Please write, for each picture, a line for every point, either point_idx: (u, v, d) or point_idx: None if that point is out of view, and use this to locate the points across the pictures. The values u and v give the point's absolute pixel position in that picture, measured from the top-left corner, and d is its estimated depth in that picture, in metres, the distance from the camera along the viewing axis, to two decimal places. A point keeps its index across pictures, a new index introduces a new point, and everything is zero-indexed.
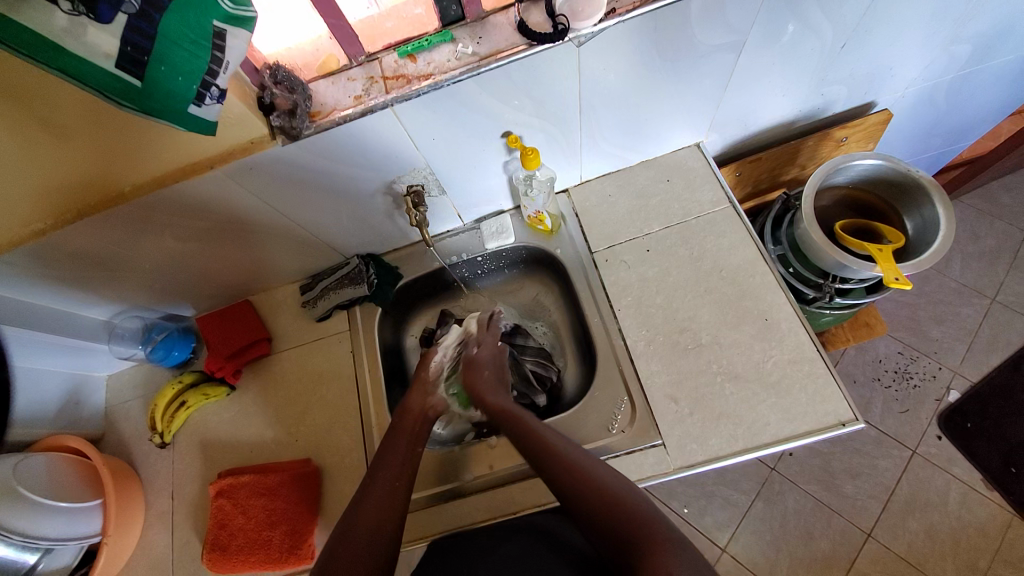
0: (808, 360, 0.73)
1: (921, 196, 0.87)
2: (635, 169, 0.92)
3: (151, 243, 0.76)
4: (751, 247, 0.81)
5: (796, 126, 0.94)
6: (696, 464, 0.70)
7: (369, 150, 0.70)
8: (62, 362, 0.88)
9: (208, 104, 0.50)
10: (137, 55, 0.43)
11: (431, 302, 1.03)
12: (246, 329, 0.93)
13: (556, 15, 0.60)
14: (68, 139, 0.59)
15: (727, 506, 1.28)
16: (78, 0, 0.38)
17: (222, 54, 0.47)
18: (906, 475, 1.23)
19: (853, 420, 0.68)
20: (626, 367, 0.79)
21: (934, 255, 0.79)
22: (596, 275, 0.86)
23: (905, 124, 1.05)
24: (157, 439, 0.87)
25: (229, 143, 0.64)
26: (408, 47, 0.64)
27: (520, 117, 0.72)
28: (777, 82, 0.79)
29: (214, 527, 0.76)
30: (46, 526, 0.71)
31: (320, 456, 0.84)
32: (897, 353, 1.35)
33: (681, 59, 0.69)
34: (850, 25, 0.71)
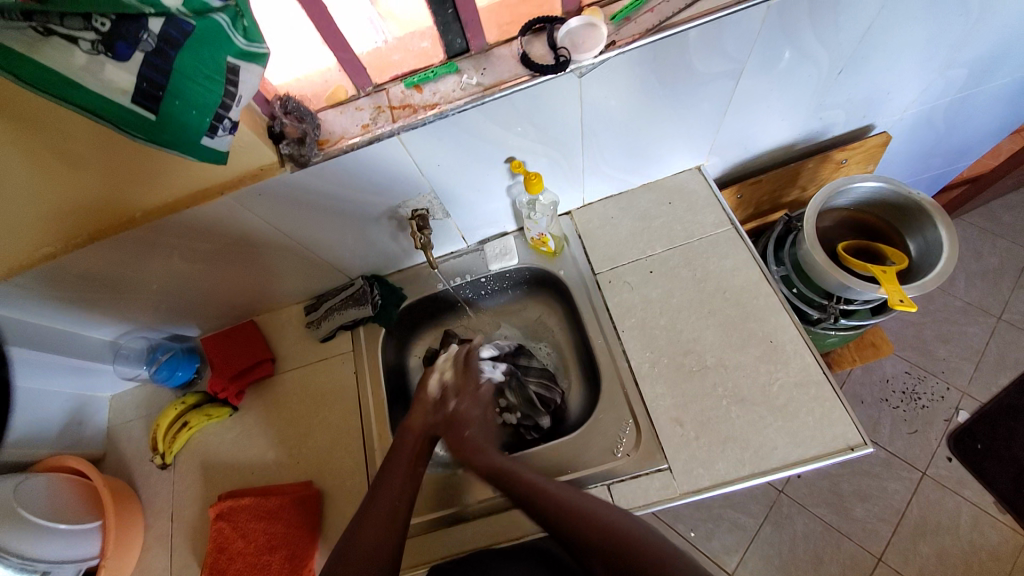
0: (813, 382, 0.72)
1: (923, 218, 0.87)
2: (637, 191, 0.93)
3: (159, 265, 0.77)
4: (754, 269, 0.82)
5: (795, 149, 0.95)
6: (703, 489, 0.69)
7: (376, 175, 0.71)
8: (66, 382, 0.89)
9: (220, 136, 0.51)
10: (153, 90, 0.45)
11: (435, 322, 1.03)
12: (250, 350, 0.93)
13: (558, 48, 0.62)
14: (81, 167, 0.60)
15: (734, 530, 1.25)
16: (98, 40, 0.40)
17: (235, 89, 0.49)
18: (917, 498, 1.21)
19: (861, 444, 0.67)
20: (630, 389, 0.79)
21: (938, 277, 0.79)
22: (599, 296, 0.87)
23: (904, 146, 1.06)
24: (158, 460, 0.87)
25: (239, 170, 0.66)
26: (415, 78, 0.66)
27: (524, 143, 0.73)
28: (775, 107, 0.81)
29: (213, 551, 0.75)
30: (44, 548, 0.71)
31: (322, 478, 0.83)
32: (903, 373, 1.34)
33: (680, 86, 0.70)
34: (846, 52, 0.73)
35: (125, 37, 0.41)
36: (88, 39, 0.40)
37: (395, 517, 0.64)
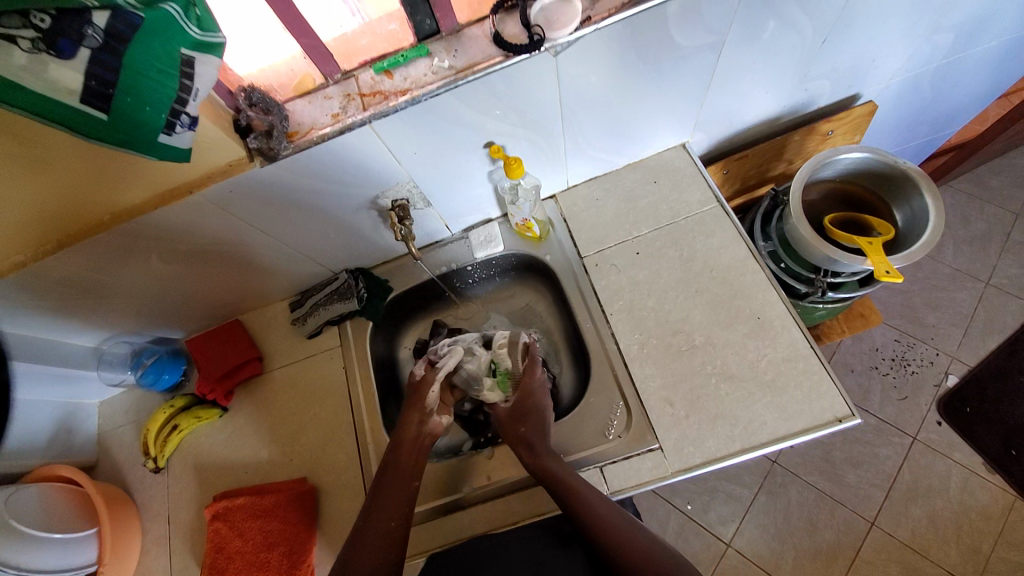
0: (802, 357, 0.73)
1: (909, 187, 0.87)
2: (622, 171, 0.91)
3: (135, 268, 0.75)
4: (741, 245, 0.81)
5: (780, 122, 0.94)
6: (694, 467, 0.70)
7: (351, 166, 0.69)
8: (51, 391, 0.87)
9: (178, 132, 0.50)
10: (102, 88, 0.43)
11: (423, 313, 1.02)
12: (236, 350, 0.92)
13: (532, 26, 0.60)
14: (39, 174, 0.58)
15: (731, 501, 1.27)
16: (37, 38, 0.37)
17: (191, 82, 0.46)
18: (907, 462, 1.24)
19: (849, 415, 0.67)
20: (620, 370, 0.78)
21: (924, 246, 0.79)
22: (587, 279, 0.86)
23: (889, 114, 1.05)
24: (151, 464, 0.86)
25: (207, 167, 0.63)
26: (384, 62, 0.63)
27: (502, 126, 0.71)
28: (758, 80, 0.79)
29: (211, 552, 0.75)
30: (37, 558, 0.71)
31: (316, 474, 0.83)
32: (893, 341, 1.35)
33: (661, 60, 0.69)
34: (830, 19, 0.71)
35: (68, 34, 0.38)
36: (26, 37, 0.37)
37: (392, 538, 0.65)
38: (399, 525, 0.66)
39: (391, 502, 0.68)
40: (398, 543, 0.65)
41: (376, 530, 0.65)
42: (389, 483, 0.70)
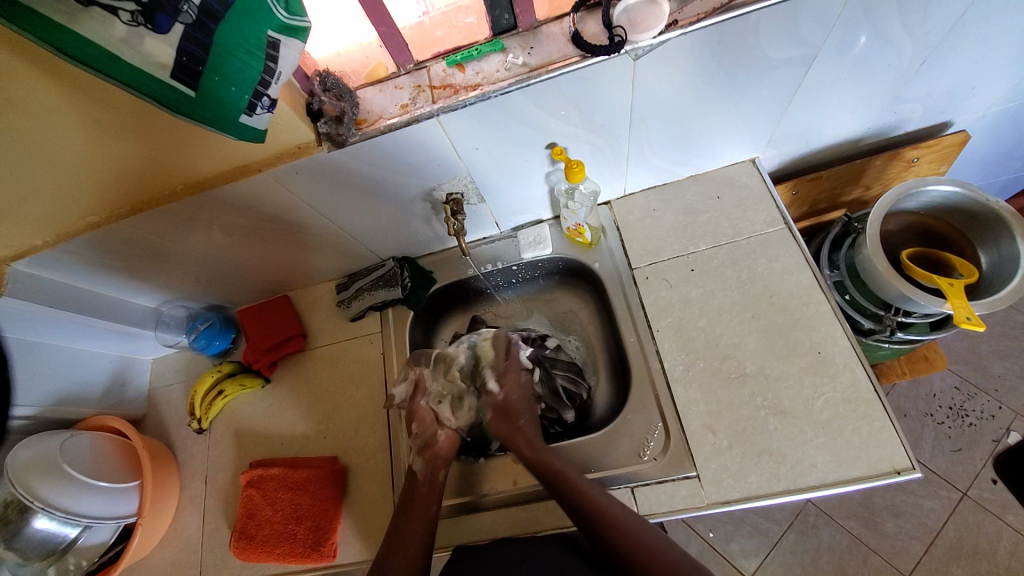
0: (863, 401, 0.68)
1: (1000, 229, 0.80)
2: (683, 182, 0.88)
3: (199, 237, 0.78)
4: (806, 273, 0.76)
5: (862, 144, 0.87)
6: (732, 501, 0.66)
7: (413, 158, 0.69)
8: (109, 344, 0.92)
9: (258, 113, 0.51)
10: (193, 65, 0.43)
11: (462, 308, 1.02)
12: (283, 325, 0.94)
13: (614, 26, 0.58)
14: (122, 141, 0.60)
15: (756, 534, 1.22)
16: (138, 11, 0.38)
17: (274, 64, 0.48)
18: (955, 519, 1.15)
19: (909, 469, 0.62)
20: (662, 391, 0.76)
21: (1011, 295, 0.72)
22: (636, 293, 0.83)
23: (985, 145, 0.96)
24: (195, 425, 0.90)
25: (277, 148, 0.65)
26: (457, 56, 0.63)
27: (567, 128, 0.69)
28: (844, 99, 0.74)
29: (243, 516, 0.77)
30: (85, 504, 0.74)
31: (347, 454, 0.85)
32: (954, 388, 1.25)
33: (742, 71, 0.65)
34: (936, 40, 0.65)
35: (167, 9, 0.39)
36: (127, 10, 0.38)
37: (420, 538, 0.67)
38: (427, 527, 0.68)
39: (411, 534, 0.67)
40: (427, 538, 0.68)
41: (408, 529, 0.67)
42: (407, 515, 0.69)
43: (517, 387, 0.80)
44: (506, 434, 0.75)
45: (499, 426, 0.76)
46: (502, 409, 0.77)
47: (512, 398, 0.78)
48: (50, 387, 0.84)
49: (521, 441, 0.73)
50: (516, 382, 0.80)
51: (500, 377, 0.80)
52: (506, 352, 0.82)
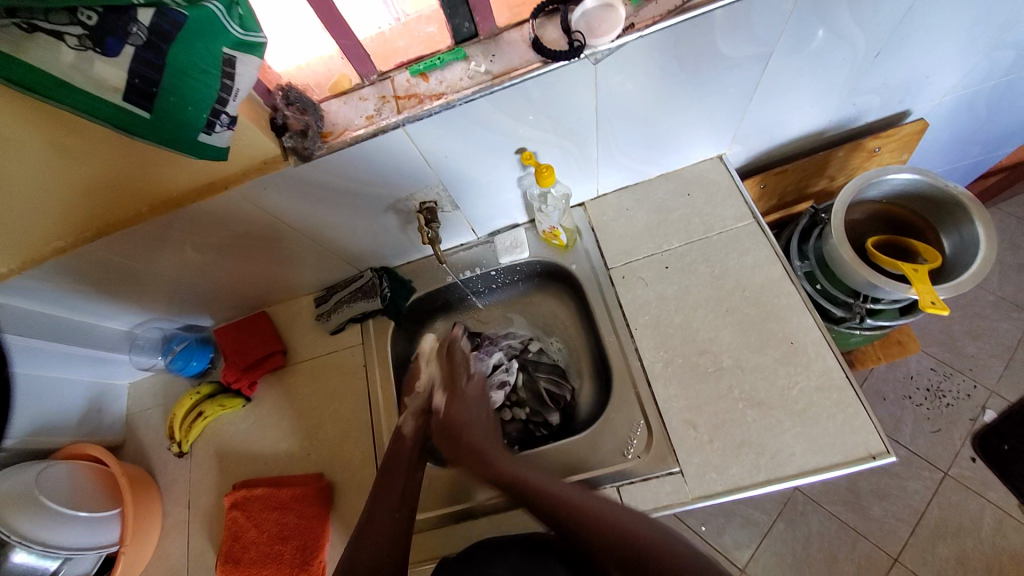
0: (836, 388, 0.69)
1: (960, 214, 0.82)
2: (654, 182, 0.89)
3: (170, 256, 0.76)
4: (776, 265, 0.78)
5: (825, 136, 0.90)
6: (715, 494, 0.67)
7: (382, 168, 0.69)
8: (81, 371, 0.90)
9: (218, 131, 0.50)
10: (146, 87, 0.44)
11: (443, 314, 1.01)
12: (261, 341, 0.93)
13: (572, 32, 0.59)
14: (83, 164, 0.59)
15: (747, 525, 1.23)
16: (86, 36, 0.39)
17: (232, 82, 0.47)
18: (937, 499, 1.17)
19: (884, 453, 0.64)
20: (642, 388, 0.76)
21: (973, 277, 0.74)
22: (612, 292, 0.84)
23: (942, 133, 0.99)
24: (175, 448, 0.88)
25: (244, 163, 0.64)
26: (420, 66, 0.63)
27: (535, 133, 0.70)
28: (804, 93, 0.76)
29: (227, 540, 0.76)
30: (63, 535, 0.73)
31: (332, 470, 0.84)
32: (930, 370, 1.29)
33: (702, 71, 0.66)
34: (886, 33, 0.67)
35: (115, 32, 0.40)
36: (74, 35, 0.39)
37: (396, 528, 0.66)
38: (402, 516, 0.68)
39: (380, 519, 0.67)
40: (401, 535, 0.66)
41: (377, 526, 0.66)
42: (389, 475, 0.72)
43: (463, 403, 0.79)
44: (452, 451, 0.75)
45: (448, 448, 0.75)
46: (449, 420, 0.77)
47: (458, 409, 0.78)
48: (24, 416, 0.81)
49: (472, 458, 0.73)
50: (468, 400, 0.80)
51: (447, 390, 0.81)
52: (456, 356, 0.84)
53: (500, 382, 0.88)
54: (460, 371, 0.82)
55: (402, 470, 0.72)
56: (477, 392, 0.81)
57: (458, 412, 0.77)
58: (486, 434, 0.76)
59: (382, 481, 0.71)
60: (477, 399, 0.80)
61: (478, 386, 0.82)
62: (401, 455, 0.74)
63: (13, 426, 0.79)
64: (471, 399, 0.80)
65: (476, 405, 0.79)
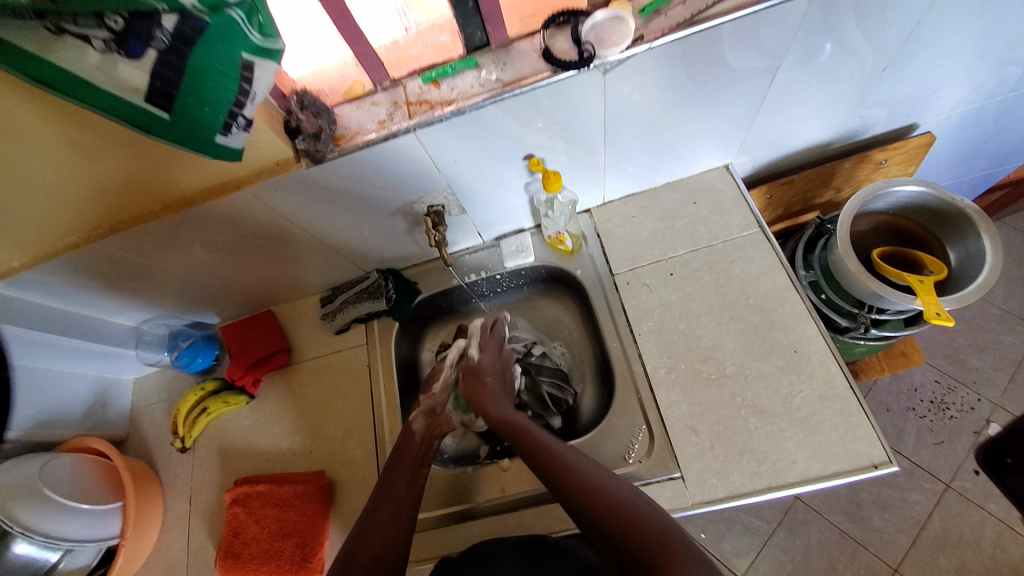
0: (839, 397, 0.69)
1: (966, 226, 0.83)
2: (660, 189, 0.90)
3: (179, 253, 0.77)
4: (781, 273, 0.78)
5: (831, 148, 0.90)
6: (716, 501, 0.68)
7: (392, 172, 0.70)
8: (88, 365, 0.91)
9: (234, 132, 0.51)
10: (167, 88, 0.45)
11: (448, 316, 1.02)
12: (267, 340, 0.94)
13: (582, 44, 0.60)
14: (98, 162, 0.60)
15: (746, 533, 1.23)
16: (110, 39, 0.40)
17: (250, 86, 0.48)
18: (939, 510, 1.17)
19: (886, 462, 0.64)
20: (645, 395, 0.77)
21: (978, 289, 0.74)
22: (616, 298, 0.85)
23: (948, 147, 1.00)
24: (178, 443, 0.89)
25: (256, 165, 0.65)
26: (432, 73, 0.65)
27: (543, 140, 0.71)
28: (811, 105, 0.76)
29: (228, 535, 0.76)
30: (65, 527, 0.74)
31: (334, 468, 0.84)
32: (933, 382, 1.28)
33: (710, 82, 0.67)
34: (893, 48, 0.68)
35: (138, 36, 0.40)
36: (100, 38, 0.40)
37: (400, 521, 0.64)
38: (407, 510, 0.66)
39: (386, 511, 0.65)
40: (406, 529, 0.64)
41: (383, 516, 0.64)
42: (395, 471, 0.71)
43: (492, 353, 0.85)
44: (469, 390, 0.80)
45: (466, 385, 0.81)
46: (473, 368, 0.83)
47: (484, 360, 0.84)
48: (31, 408, 0.82)
49: (483, 398, 0.78)
50: (493, 351, 0.86)
51: (481, 344, 0.86)
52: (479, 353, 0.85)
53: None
54: (490, 341, 0.87)
55: (409, 464, 0.72)
56: (502, 351, 0.87)
57: (479, 362, 0.83)
58: (497, 381, 0.81)
59: (385, 479, 0.70)
60: (480, 419, 0.78)
61: (508, 351, 0.87)
62: (409, 451, 0.74)
63: (18, 418, 0.80)
64: (489, 375, 0.81)
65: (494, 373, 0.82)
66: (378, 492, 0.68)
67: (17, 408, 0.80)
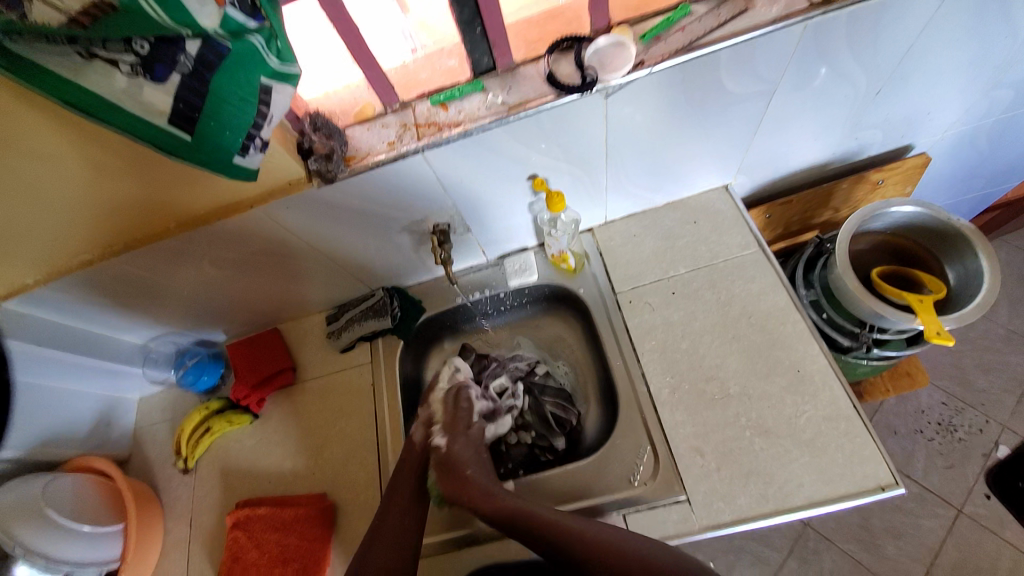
0: (844, 418, 0.69)
1: (963, 246, 0.84)
2: (661, 210, 0.92)
3: (189, 270, 0.78)
4: (782, 293, 0.79)
5: (828, 168, 0.92)
6: (723, 525, 0.67)
7: (400, 192, 0.72)
8: (95, 384, 0.91)
9: (251, 153, 0.53)
10: (189, 111, 0.47)
11: (451, 335, 1.03)
12: (272, 358, 0.94)
13: (585, 68, 0.62)
14: (118, 182, 0.62)
15: (757, 563, 1.20)
16: (137, 63, 0.43)
17: (268, 109, 0.50)
18: (952, 539, 1.14)
19: (892, 485, 0.63)
20: (649, 414, 0.77)
21: (978, 308, 0.75)
22: (619, 317, 0.85)
23: (943, 167, 1.02)
24: (180, 464, 0.89)
25: (270, 184, 0.67)
26: (441, 96, 0.67)
27: (547, 161, 0.73)
28: (808, 128, 0.79)
29: (227, 560, 0.75)
30: (67, 550, 0.73)
31: (336, 489, 0.83)
32: (941, 404, 1.27)
33: (709, 106, 0.69)
34: (885, 72, 0.71)
35: (163, 60, 0.43)
36: (127, 62, 0.42)
37: (404, 533, 0.70)
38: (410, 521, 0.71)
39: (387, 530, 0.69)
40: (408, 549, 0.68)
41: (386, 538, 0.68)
42: (397, 486, 0.74)
43: (463, 440, 0.79)
44: (453, 488, 0.73)
45: (445, 484, 0.74)
46: (443, 460, 0.76)
47: (456, 447, 0.77)
48: (37, 428, 0.82)
49: (469, 492, 0.72)
50: (465, 438, 0.79)
51: (447, 430, 0.80)
52: (456, 407, 0.83)
53: (507, 408, 0.89)
54: (456, 418, 0.82)
55: (411, 475, 0.76)
56: (472, 434, 0.81)
57: (450, 451, 0.77)
58: (481, 470, 0.75)
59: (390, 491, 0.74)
60: (476, 447, 0.79)
61: (477, 426, 0.82)
62: (410, 459, 0.78)
63: (23, 438, 0.80)
64: (461, 448, 0.78)
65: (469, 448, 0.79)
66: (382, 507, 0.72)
67: (22, 426, 0.80)
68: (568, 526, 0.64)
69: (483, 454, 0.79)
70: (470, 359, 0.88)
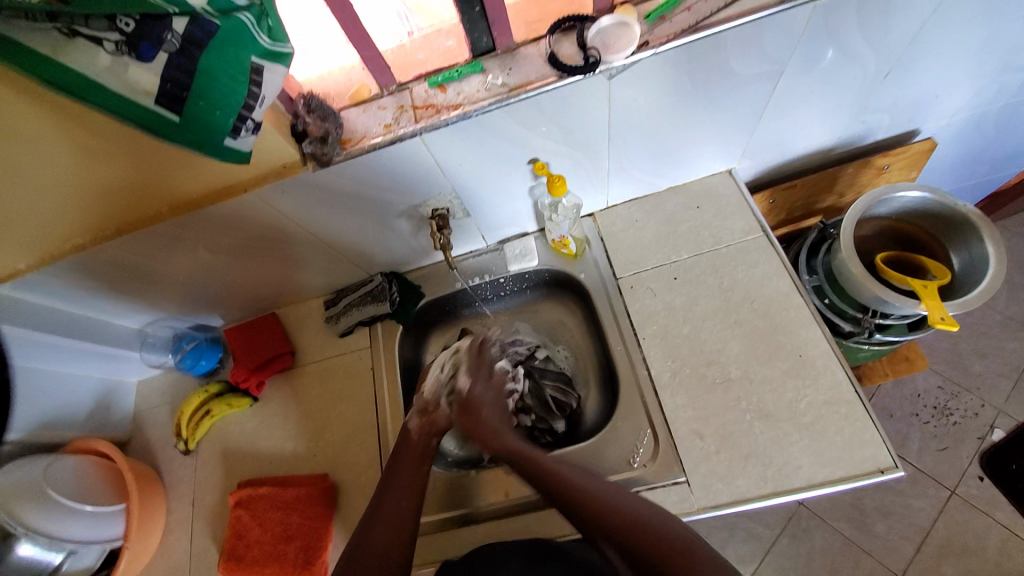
0: (845, 402, 0.69)
1: (969, 231, 0.83)
2: (663, 194, 0.90)
3: (184, 255, 0.77)
4: (785, 278, 0.78)
5: (833, 153, 0.90)
6: (720, 506, 0.67)
7: (398, 175, 0.71)
8: (93, 367, 0.91)
9: (243, 136, 0.52)
10: (177, 91, 0.45)
11: (451, 319, 1.02)
12: (270, 342, 0.94)
13: (588, 48, 0.60)
14: (107, 165, 0.61)
15: (750, 540, 1.22)
16: (122, 41, 0.41)
17: (259, 89, 0.48)
18: (943, 518, 1.16)
19: (892, 468, 0.64)
20: (649, 398, 0.77)
21: (982, 294, 0.74)
22: (621, 302, 0.85)
23: (950, 152, 1.00)
24: (180, 446, 0.89)
25: (264, 167, 0.66)
26: (439, 77, 0.65)
27: (549, 144, 0.72)
28: (815, 111, 0.77)
29: (231, 538, 0.76)
30: (67, 528, 0.73)
31: (337, 471, 0.84)
32: (937, 388, 1.28)
33: (713, 88, 0.68)
34: (896, 54, 0.68)
35: (149, 38, 0.41)
36: (112, 40, 0.41)
37: (403, 518, 0.66)
38: (410, 505, 0.68)
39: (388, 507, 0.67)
40: (408, 531, 0.65)
41: (385, 519, 0.65)
42: (397, 471, 0.71)
43: (483, 383, 0.79)
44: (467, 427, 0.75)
45: (462, 419, 0.76)
46: (464, 402, 0.77)
47: (477, 391, 0.77)
48: (33, 409, 0.83)
49: (482, 432, 0.73)
50: (492, 383, 0.80)
51: (471, 373, 0.80)
52: (479, 355, 0.82)
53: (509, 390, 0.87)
54: (481, 366, 0.81)
55: (413, 458, 0.73)
56: (497, 379, 0.81)
57: (471, 393, 0.77)
58: (496, 413, 0.76)
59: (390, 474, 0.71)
60: (497, 391, 0.80)
61: (499, 376, 0.81)
62: (410, 448, 0.74)
63: (20, 419, 0.81)
64: (482, 387, 0.78)
65: (492, 392, 0.79)
66: (382, 488, 0.70)
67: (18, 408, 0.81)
68: (576, 495, 0.62)
69: (502, 403, 0.78)
70: (467, 352, 0.84)
